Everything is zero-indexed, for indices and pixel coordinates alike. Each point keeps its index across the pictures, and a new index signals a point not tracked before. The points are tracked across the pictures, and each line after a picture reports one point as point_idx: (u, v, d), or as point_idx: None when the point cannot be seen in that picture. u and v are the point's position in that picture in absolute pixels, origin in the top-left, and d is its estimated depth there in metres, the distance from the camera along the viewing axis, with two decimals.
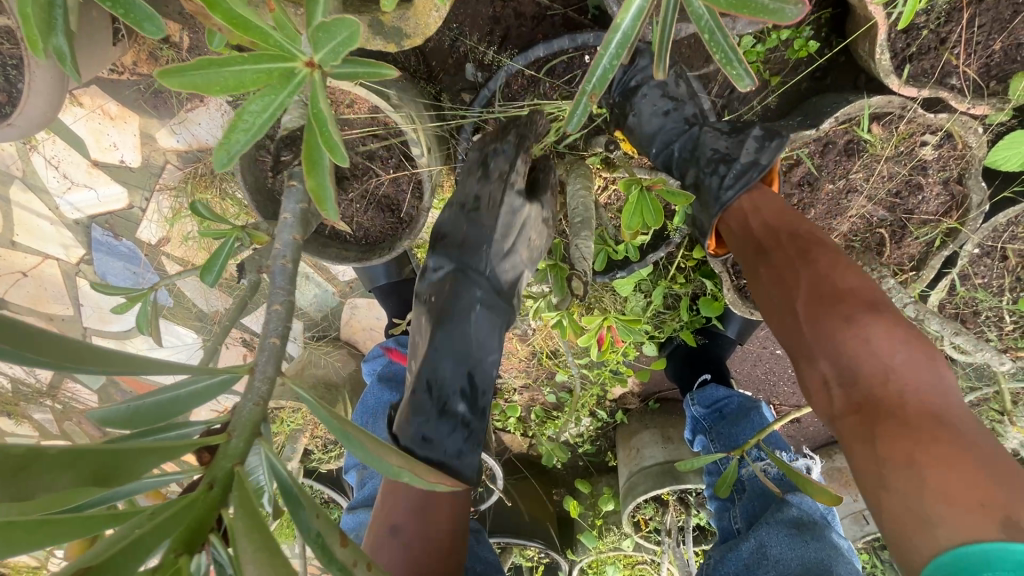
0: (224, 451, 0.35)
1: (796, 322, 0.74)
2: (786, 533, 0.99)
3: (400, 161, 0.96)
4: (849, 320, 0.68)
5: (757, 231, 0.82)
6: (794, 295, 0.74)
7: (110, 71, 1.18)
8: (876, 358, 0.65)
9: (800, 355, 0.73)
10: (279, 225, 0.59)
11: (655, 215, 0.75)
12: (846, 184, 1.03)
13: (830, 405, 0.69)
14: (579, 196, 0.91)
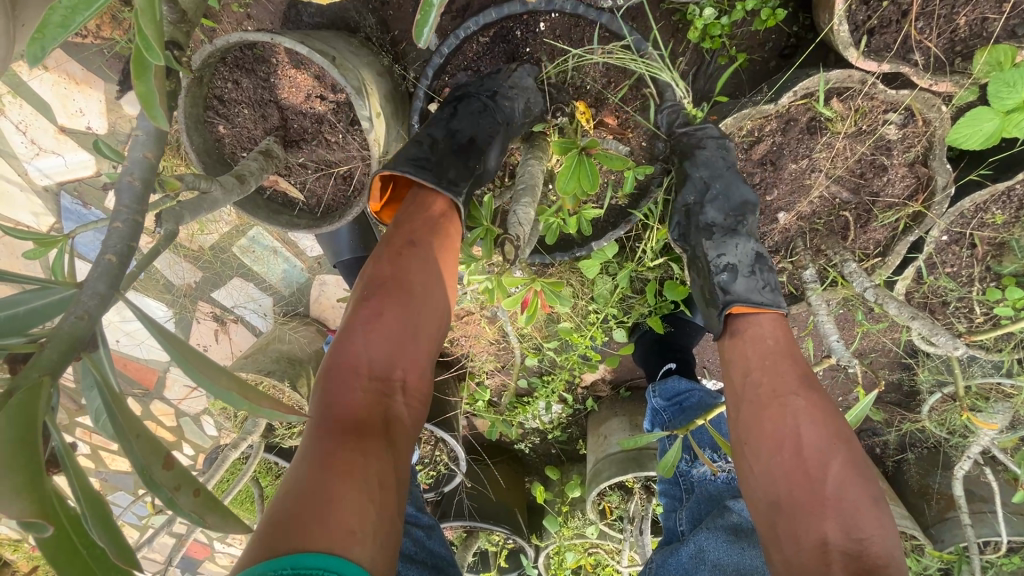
0: (34, 363, 0.39)
1: (821, 472, 0.71)
2: (724, 538, 0.96)
3: (350, 125, 0.94)
4: (876, 503, 0.69)
5: (793, 367, 0.79)
6: (835, 450, 0.72)
7: (74, 34, 1.19)
8: (886, 543, 0.67)
9: (811, 502, 0.70)
10: (130, 140, 0.56)
11: (592, 179, 0.74)
12: (809, 163, 1.00)
13: (822, 564, 0.66)
14: (528, 165, 0.89)
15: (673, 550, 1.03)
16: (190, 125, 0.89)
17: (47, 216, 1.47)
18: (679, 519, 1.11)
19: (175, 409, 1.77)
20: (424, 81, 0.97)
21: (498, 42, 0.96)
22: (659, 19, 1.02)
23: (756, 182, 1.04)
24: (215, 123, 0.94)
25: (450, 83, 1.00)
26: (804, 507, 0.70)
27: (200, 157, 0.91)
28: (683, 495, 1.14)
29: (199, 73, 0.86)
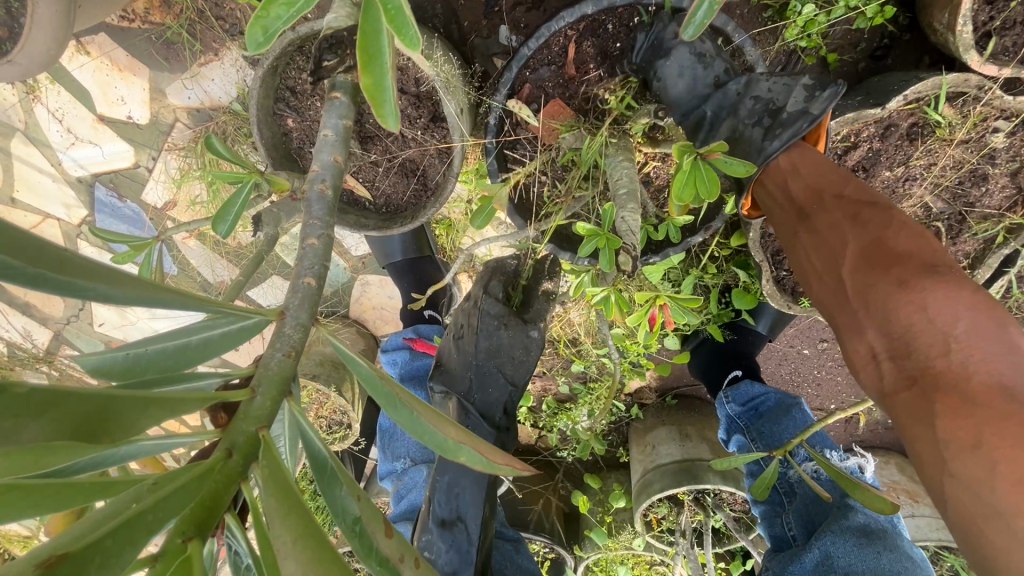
0: (245, 415, 0.37)
1: (841, 289, 0.68)
2: (853, 541, 0.98)
3: (430, 122, 0.89)
4: (902, 286, 0.62)
5: (803, 181, 0.75)
6: (847, 255, 0.68)
7: (121, 18, 1.12)
8: (934, 327, 0.59)
9: (850, 322, 0.68)
10: (321, 143, 0.59)
11: (710, 185, 0.69)
12: (904, 172, 0.95)
13: (879, 378, 0.65)
14: (624, 168, 0.84)
15: (794, 555, 1.05)
16: (261, 118, 0.84)
17: (79, 209, 1.41)
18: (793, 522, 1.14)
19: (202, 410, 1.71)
20: (508, 74, 0.90)
21: (587, 36, 0.90)
22: (750, 17, 0.97)
23: None
24: (285, 116, 0.89)
25: (530, 79, 0.94)
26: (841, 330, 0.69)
27: (269, 153, 0.86)
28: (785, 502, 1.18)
29: (275, 62, 0.81)
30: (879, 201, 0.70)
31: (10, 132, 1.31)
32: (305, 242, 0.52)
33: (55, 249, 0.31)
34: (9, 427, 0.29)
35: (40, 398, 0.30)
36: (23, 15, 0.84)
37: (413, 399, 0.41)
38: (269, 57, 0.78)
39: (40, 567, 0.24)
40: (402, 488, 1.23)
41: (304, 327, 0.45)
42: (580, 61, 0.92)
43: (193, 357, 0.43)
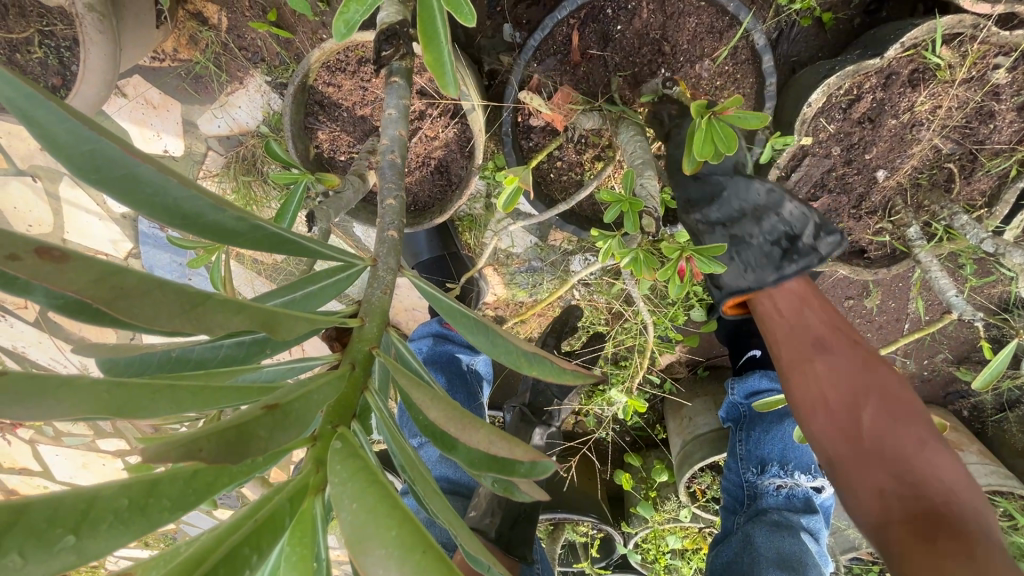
0: (363, 335, 0.44)
1: (855, 420, 0.73)
2: (767, 526, 1.01)
3: (448, 119, 0.94)
4: (920, 443, 0.70)
5: (818, 318, 0.83)
6: (862, 400, 0.74)
7: (151, 59, 1.21)
8: (938, 480, 0.67)
9: (861, 454, 0.71)
10: (385, 120, 0.64)
11: (726, 138, 0.72)
12: (911, 118, 0.99)
13: (884, 510, 0.67)
14: (637, 141, 0.89)
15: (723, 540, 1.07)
16: (296, 132, 0.90)
17: (126, 242, 1.50)
18: (736, 520, 1.10)
19: None
20: (518, 68, 0.96)
21: (590, 21, 0.95)
22: None
23: (854, 141, 1.03)
24: (316, 128, 0.95)
25: (539, 70, 0.99)
26: (851, 463, 0.71)
27: (305, 165, 0.93)
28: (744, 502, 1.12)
29: (304, 80, 0.88)
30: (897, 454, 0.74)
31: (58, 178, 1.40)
32: (385, 204, 0.58)
33: (232, 210, 0.39)
34: (221, 319, 0.35)
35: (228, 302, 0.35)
36: (74, 64, 0.92)
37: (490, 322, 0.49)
38: (299, 74, 0.85)
39: (263, 409, 0.32)
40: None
41: (394, 270, 0.52)
42: (584, 46, 0.97)
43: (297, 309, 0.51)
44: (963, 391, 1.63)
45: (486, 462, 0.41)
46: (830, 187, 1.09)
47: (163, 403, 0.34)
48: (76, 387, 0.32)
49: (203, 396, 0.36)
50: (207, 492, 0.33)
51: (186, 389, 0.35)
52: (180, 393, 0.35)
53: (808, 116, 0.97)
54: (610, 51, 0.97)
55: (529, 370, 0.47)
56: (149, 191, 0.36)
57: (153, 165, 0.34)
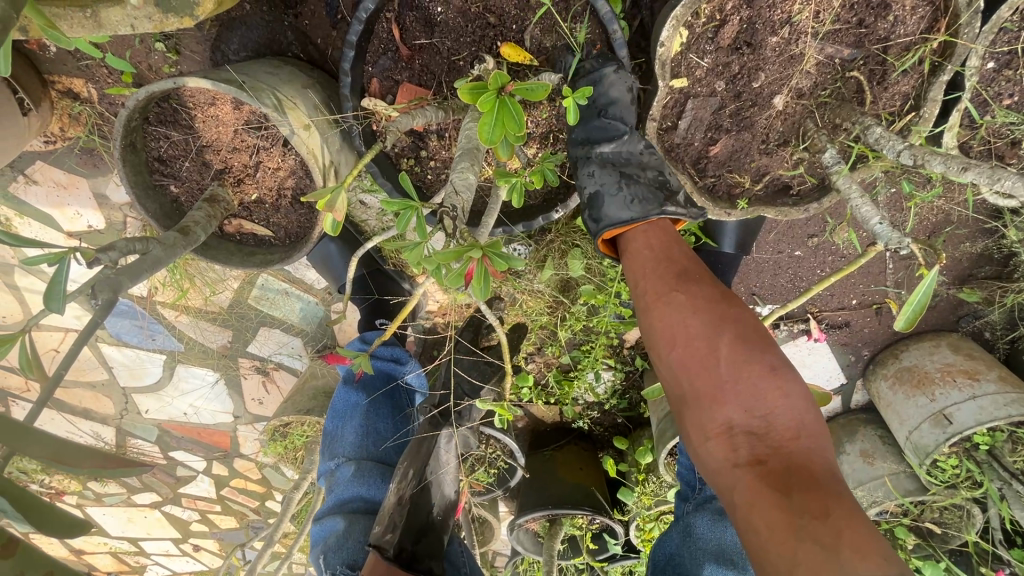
0: None
1: (715, 350, 0.68)
2: (709, 516, 1.03)
3: (284, 146, 0.91)
4: (775, 370, 0.65)
5: (687, 252, 0.78)
6: (720, 331, 0.68)
7: (46, 143, 1.24)
8: (793, 412, 0.64)
9: (710, 390, 0.67)
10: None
11: (518, 119, 0.64)
12: (792, 31, 0.85)
13: (731, 451, 0.65)
14: (469, 128, 0.80)
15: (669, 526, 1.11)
16: (140, 193, 0.89)
17: (88, 317, 1.57)
18: (686, 507, 1.09)
19: (256, 462, 1.99)
20: (348, 73, 0.89)
21: (406, 10, 0.88)
22: None
23: (736, 71, 0.90)
24: (167, 185, 0.94)
25: (375, 73, 0.93)
26: (705, 396, 0.67)
27: (162, 223, 0.92)
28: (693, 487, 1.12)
29: (127, 140, 0.85)
30: (751, 325, 0.69)
31: (10, 269, 1.49)
32: None
33: None
34: None
35: None
36: None
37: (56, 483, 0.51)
38: (117, 138, 0.83)
39: None
40: (332, 488, 1.18)
41: None
42: (409, 38, 0.90)
43: None
44: (976, 312, 1.44)
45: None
46: (726, 127, 0.97)
47: None
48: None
49: None
50: None
51: None
52: None
53: (667, 57, 0.85)
54: (438, 37, 0.90)
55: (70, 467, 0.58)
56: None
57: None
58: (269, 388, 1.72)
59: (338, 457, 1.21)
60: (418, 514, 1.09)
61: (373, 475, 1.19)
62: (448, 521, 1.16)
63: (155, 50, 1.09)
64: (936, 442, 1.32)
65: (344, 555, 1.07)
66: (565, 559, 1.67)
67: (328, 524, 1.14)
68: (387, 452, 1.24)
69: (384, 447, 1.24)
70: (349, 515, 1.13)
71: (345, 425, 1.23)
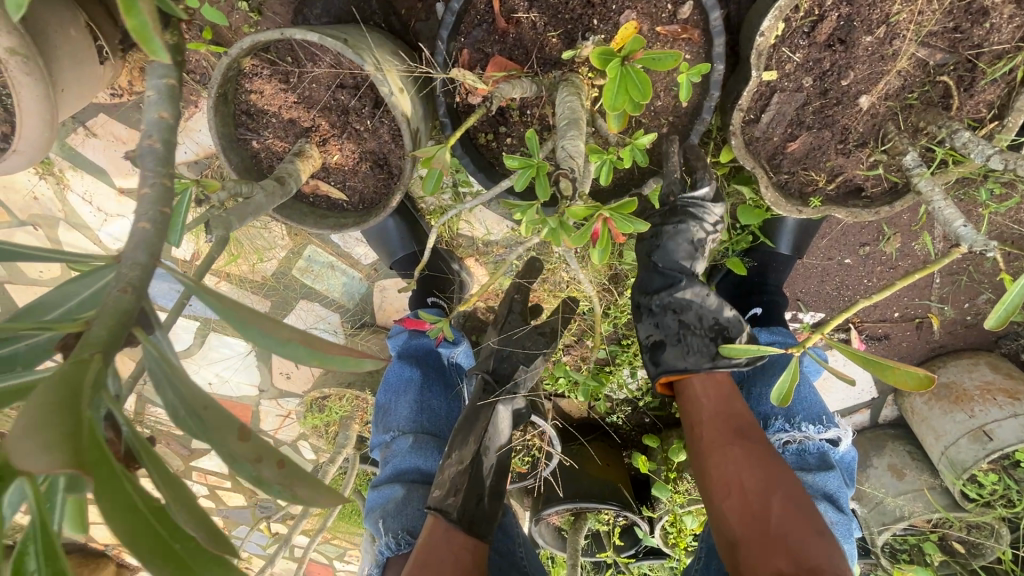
0: (87, 338, 0.35)
1: (766, 504, 0.79)
2: None
3: (375, 109, 0.91)
4: (814, 530, 0.76)
5: (743, 408, 0.92)
6: (773, 485, 0.81)
7: (112, 96, 1.24)
8: (827, 561, 0.74)
9: (761, 536, 0.77)
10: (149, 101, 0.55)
11: (643, 87, 0.64)
12: (888, 31, 0.86)
13: None
14: (569, 102, 0.82)
15: None
16: (225, 145, 0.89)
17: None
18: None
19: (275, 439, 1.96)
20: (442, 42, 0.90)
21: None
22: None
23: (825, 68, 0.92)
24: (251, 140, 0.94)
25: (467, 44, 0.93)
26: (753, 540, 0.78)
27: (242, 176, 0.92)
28: None
29: (222, 90, 0.86)
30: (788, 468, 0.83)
31: (55, 223, 1.48)
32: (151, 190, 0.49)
33: None
34: None
35: None
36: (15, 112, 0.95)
37: (302, 337, 0.40)
38: (213, 86, 0.83)
39: None
40: (389, 459, 1.17)
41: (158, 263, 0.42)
42: (507, 10, 0.91)
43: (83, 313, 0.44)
44: (1016, 332, 1.46)
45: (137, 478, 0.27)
46: (808, 123, 0.98)
47: None
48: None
49: None
50: None
51: None
52: None
53: (764, 47, 0.86)
54: (536, 11, 0.90)
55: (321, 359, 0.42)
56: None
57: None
58: (300, 363, 1.70)
59: (393, 430, 1.20)
60: (474, 478, 1.04)
61: (431, 447, 1.19)
62: (502, 488, 1.10)
63: (237, 9, 1.10)
64: (975, 458, 1.33)
65: (404, 521, 1.07)
66: (589, 554, 1.67)
67: (385, 492, 1.13)
68: (442, 427, 1.23)
69: (438, 421, 1.23)
70: (407, 485, 1.13)
71: (397, 399, 1.22)
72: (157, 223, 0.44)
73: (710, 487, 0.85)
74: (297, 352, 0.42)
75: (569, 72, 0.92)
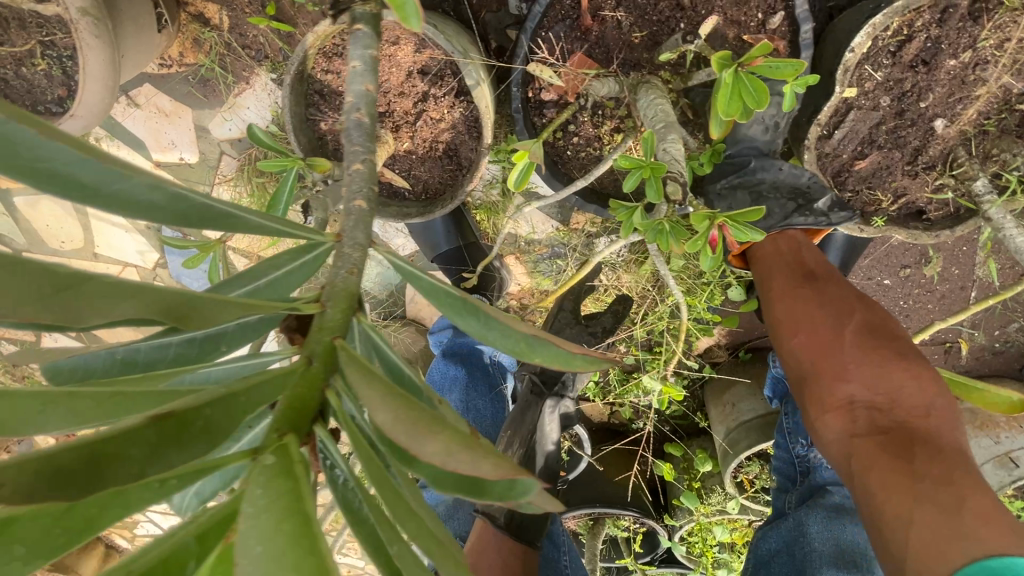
0: (323, 323, 0.39)
1: (840, 342, 0.88)
2: (824, 514, 1.02)
3: (454, 97, 0.89)
4: (896, 360, 0.83)
5: (819, 261, 0.97)
6: (847, 321, 0.89)
7: (160, 66, 1.21)
8: (916, 398, 0.80)
9: (834, 370, 0.86)
10: (354, 70, 0.56)
11: (757, 95, 0.64)
12: (973, 56, 0.87)
13: (853, 420, 0.82)
14: (658, 104, 0.80)
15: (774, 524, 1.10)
16: (297, 125, 0.86)
17: (152, 253, 1.51)
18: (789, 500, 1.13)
19: None
20: (526, 35, 0.88)
21: None
22: None
23: (906, 88, 0.92)
24: (319, 121, 0.91)
25: (547, 39, 0.91)
26: (829, 375, 0.86)
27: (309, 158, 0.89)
28: (799, 479, 1.15)
29: (301, 67, 0.83)
30: (871, 313, 0.90)
31: None
32: (348, 166, 0.51)
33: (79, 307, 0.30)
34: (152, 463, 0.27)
35: (119, 400, 0.33)
36: (76, 74, 0.91)
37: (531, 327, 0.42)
38: (295, 62, 0.81)
39: (193, 533, 0.28)
40: None
41: (363, 245, 0.46)
42: (593, 7, 0.89)
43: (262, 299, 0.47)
44: None
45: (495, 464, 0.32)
46: (881, 143, 0.97)
47: (52, 421, 0.31)
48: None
49: (110, 404, 0.32)
50: (87, 532, 0.28)
51: (91, 398, 0.32)
52: (83, 401, 0.32)
53: (852, 63, 0.86)
54: (623, 11, 0.89)
55: (540, 358, 0.43)
56: (32, 155, 0.32)
57: (5, 114, 0.30)
58: None
59: None
60: None
61: None
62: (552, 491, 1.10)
63: None
64: (1000, 483, 1.35)
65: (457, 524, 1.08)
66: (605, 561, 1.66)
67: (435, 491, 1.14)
68: (488, 426, 1.23)
69: (484, 420, 1.23)
70: None
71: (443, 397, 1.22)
72: (371, 199, 0.50)
73: (783, 332, 0.93)
74: (516, 346, 0.43)
75: (650, 74, 0.91)
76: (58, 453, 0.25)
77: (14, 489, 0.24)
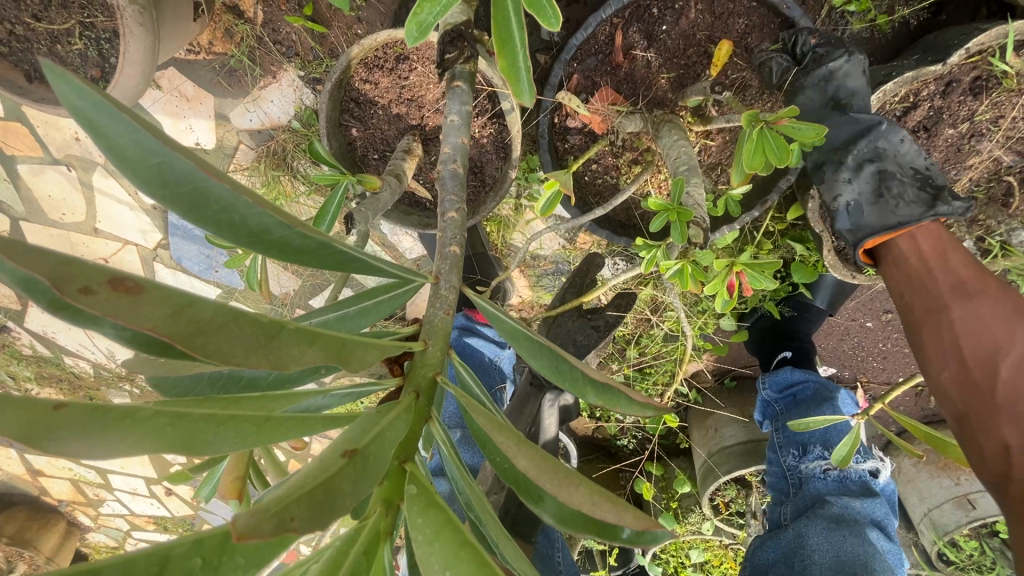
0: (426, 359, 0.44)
1: (991, 374, 0.70)
2: (824, 526, 1.08)
3: (487, 119, 0.92)
4: None
5: (964, 263, 0.78)
6: (1005, 344, 0.70)
7: (187, 52, 1.21)
8: None
9: (985, 406, 0.69)
10: (449, 127, 0.66)
11: (780, 152, 0.68)
12: (969, 128, 0.94)
13: (1007, 468, 0.65)
14: (680, 146, 0.84)
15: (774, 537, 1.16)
16: (331, 131, 0.88)
17: (155, 233, 1.50)
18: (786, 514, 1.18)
19: None
20: (561, 64, 0.91)
21: (630, 21, 0.91)
22: None
23: None
24: (352, 129, 0.94)
25: (578, 70, 0.96)
26: (980, 413, 0.69)
27: (339, 162, 0.91)
28: (790, 492, 1.22)
29: (342, 76, 0.86)
30: None
31: (91, 167, 1.42)
32: (446, 216, 0.60)
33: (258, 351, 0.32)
34: (350, 489, 0.30)
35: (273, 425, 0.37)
36: (114, 58, 0.92)
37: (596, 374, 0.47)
38: (338, 71, 0.83)
39: (362, 551, 0.32)
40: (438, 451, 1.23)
41: (456, 289, 0.53)
42: (626, 47, 0.94)
43: (346, 325, 0.52)
44: None
45: (583, 523, 0.37)
46: None
47: (224, 441, 0.35)
48: (136, 424, 0.31)
49: (270, 428, 0.36)
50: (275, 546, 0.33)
51: (249, 421, 0.36)
52: (243, 427, 0.35)
53: None
54: (653, 52, 0.94)
55: (595, 397, 0.49)
56: (218, 206, 0.35)
57: (226, 184, 0.33)
58: None
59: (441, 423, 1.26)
60: None
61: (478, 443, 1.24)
62: None
63: None
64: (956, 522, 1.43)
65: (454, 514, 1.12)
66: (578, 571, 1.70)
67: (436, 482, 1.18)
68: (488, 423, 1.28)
69: None
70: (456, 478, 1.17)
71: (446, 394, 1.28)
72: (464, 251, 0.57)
73: (927, 358, 0.76)
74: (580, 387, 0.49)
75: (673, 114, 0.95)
76: (310, 486, 0.28)
77: (298, 520, 0.27)
